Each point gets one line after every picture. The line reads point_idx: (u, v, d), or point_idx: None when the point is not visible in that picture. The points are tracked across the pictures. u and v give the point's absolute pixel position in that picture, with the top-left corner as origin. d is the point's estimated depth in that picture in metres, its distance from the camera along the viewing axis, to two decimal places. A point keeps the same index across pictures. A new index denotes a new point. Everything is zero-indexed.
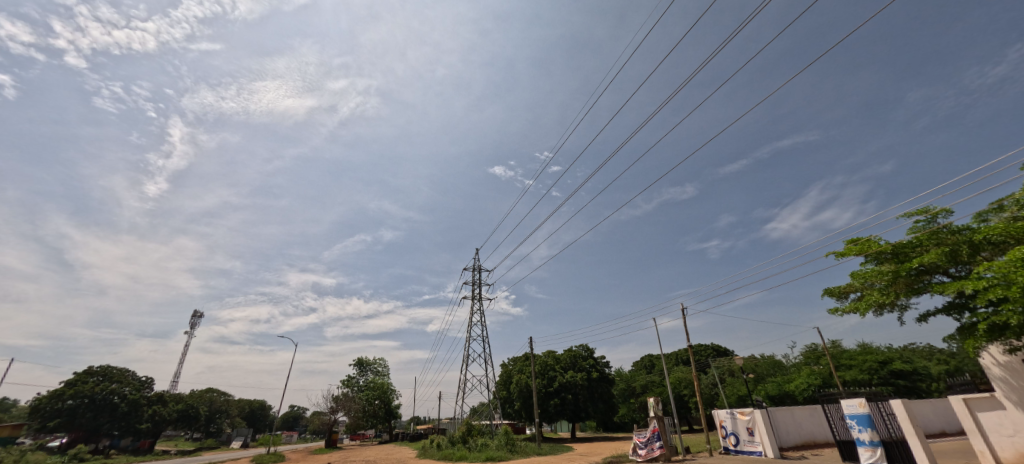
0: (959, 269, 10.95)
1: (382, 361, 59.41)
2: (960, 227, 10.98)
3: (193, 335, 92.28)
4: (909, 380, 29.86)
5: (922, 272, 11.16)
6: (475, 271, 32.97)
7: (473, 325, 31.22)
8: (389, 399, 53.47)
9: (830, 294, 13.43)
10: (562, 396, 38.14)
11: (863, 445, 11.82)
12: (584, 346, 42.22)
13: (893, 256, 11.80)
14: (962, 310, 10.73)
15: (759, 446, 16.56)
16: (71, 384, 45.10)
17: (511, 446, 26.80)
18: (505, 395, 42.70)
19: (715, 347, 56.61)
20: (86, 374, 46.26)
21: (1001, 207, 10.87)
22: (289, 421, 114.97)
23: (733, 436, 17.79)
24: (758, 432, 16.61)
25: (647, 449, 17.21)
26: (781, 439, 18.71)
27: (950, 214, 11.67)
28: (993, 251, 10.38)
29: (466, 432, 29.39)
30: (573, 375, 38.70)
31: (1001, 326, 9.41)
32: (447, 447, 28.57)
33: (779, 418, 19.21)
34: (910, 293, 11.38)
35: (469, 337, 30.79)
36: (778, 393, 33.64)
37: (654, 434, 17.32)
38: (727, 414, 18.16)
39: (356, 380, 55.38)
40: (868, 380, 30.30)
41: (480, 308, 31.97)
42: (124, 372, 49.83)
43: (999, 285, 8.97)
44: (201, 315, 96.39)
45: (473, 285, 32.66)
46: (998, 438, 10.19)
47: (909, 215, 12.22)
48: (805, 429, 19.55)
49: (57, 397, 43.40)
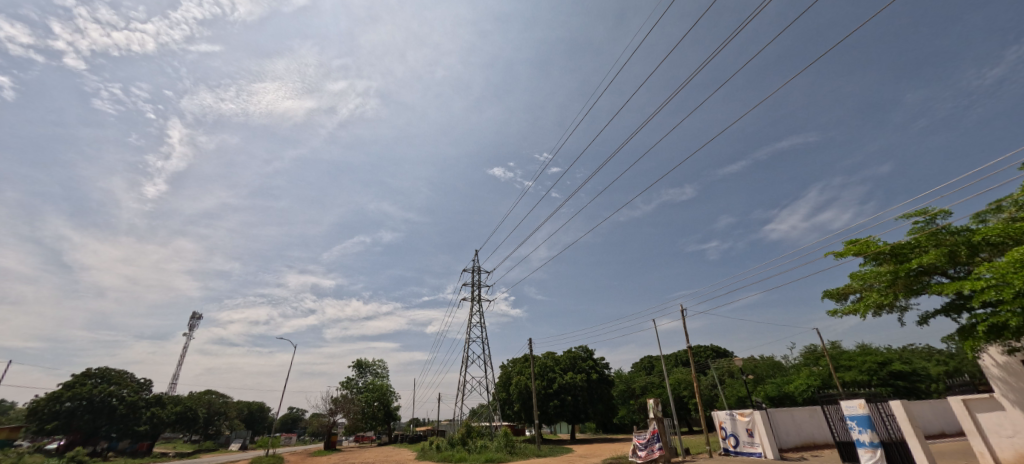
0: (958, 269, 10.97)
1: (381, 363, 59.28)
2: (959, 228, 11.00)
3: (192, 337, 92.02)
4: (909, 380, 29.90)
5: (921, 272, 11.17)
6: (475, 272, 32.87)
7: (472, 326, 31.16)
8: (389, 400, 53.37)
9: (830, 295, 13.43)
10: (562, 397, 38.08)
11: (862, 446, 11.80)
12: (584, 347, 42.18)
13: (892, 257, 11.82)
14: (961, 311, 10.74)
15: (759, 447, 16.54)
16: (70, 386, 44.98)
17: (511, 448, 26.79)
18: (505, 396, 42.68)
19: (715, 348, 56.61)
20: (84, 376, 46.16)
21: (1000, 207, 10.90)
22: (288, 423, 114.75)
23: (733, 437, 17.77)
24: (758, 433, 16.59)
25: (647, 451, 17.13)
26: (781, 440, 18.69)
27: (949, 215, 11.70)
28: (992, 252, 10.40)
29: (466, 433, 29.32)
30: (572, 376, 38.66)
31: (1000, 327, 9.42)
32: (447, 449, 28.49)
33: (779, 419, 19.19)
34: (909, 294, 11.39)
35: (469, 339, 30.71)
36: (778, 393, 33.68)
37: (654, 436, 17.26)
38: (727, 415, 18.12)
39: (356, 382, 55.28)
40: (868, 380, 30.33)
41: (480, 310, 31.87)
42: (123, 374, 49.72)
43: (998, 285, 8.97)
44: (200, 316, 96.78)
45: (473, 287, 32.54)
46: (997, 439, 10.19)
47: (908, 216, 12.25)
48: (805, 430, 19.54)
49: (55, 399, 43.25)
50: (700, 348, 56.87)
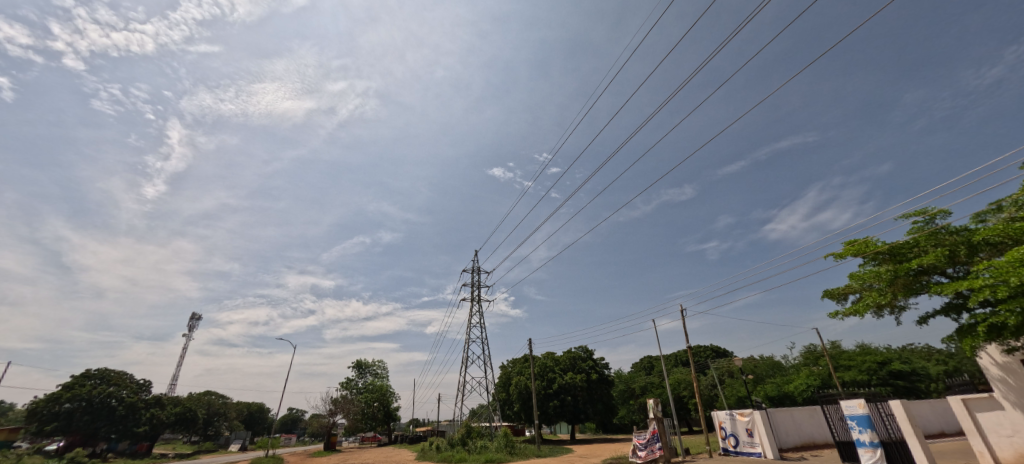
0: (957, 269, 10.98)
1: (381, 363, 59.27)
2: (958, 228, 11.02)
3: (192, 337, 91.85)
4: (908, 380, 29.93)
5: (921, 272, 11.16)
6: (475, 272, 32.66)
7: (472, 327, 30.95)
8: (389, 401, 53.36)
9: (829, 295, 13.45)
10: (562, 397, 38.08)
11: (863, 446, 11.80)
12: (584, 347, 42.19)
13: (891, 257, 11.85)
14: (960, 311, 10.75)
15: (758, 447, 16.56)
16: (69, 387, 44.99)
17: (511, 448, 26.81)
18: (505, 397, 42.72)
19: (715, 348, 56.58)
20: (84, 377, 46.18)
21: (1000, 207, 10.92)
22: (288, 424, 114.58)
23: (732, 437, 17.77)
24: (758, 433, 16.60)
25: (647, 451, 17.11)
26: (781, 440, 18.72)
27: (948, 215, 11.72)
28: (991, 252, 10.40)
29: (465, 434, 29.33)
30: (572, 376, 38.68)
31: (1000, 327, 9.42)
32: (447, 449, 28.45)
33: (779, 419, 19.21)
34: (909, 294, 11.41)
35: (469, 339, 30.52)
36: (778, 393, 33.72)
37: (654, 436, 17.28)
38: (727, 415, 18.12)
39: (356, 383, 55.25)
40: (867, 380, 30.35)
41: (480, 310, 31.72)
42: (122, 375, 49.76)
43: (997, 284, 8.99)
44: (200, 317, 96.82)
45: (473, 287, 32.36)
46: (997, 438, 10.19)
47: (907, 216, 12.29)
48: (805, 430, 19.56)
49: (54, 401, 43.20)
50: (700, 348, 56.92)
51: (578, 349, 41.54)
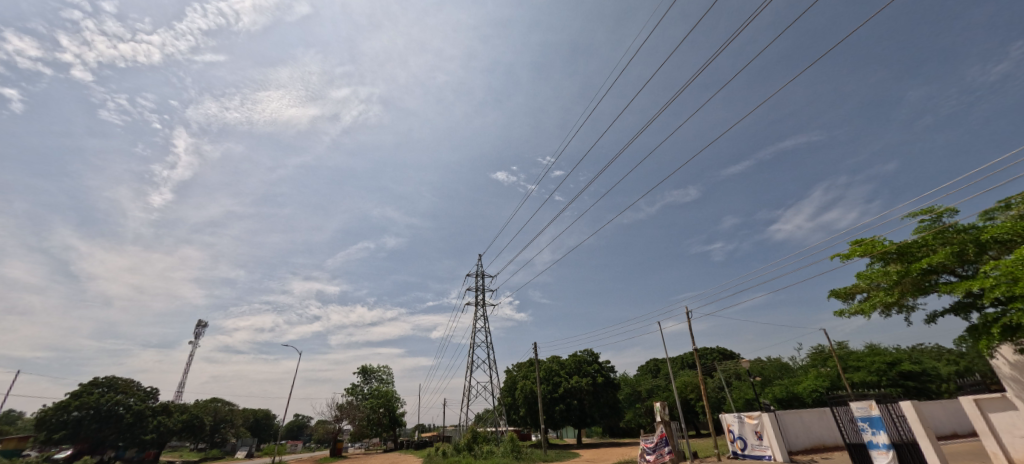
0: (966, 268, 10.90)
1: (386, 369, 58.99)
2: (966, 226, 10.99)
3: (199, 345, 92.57)
4: (918, 380, 29.60)
5: (929, 271, 11.08)
6: (479, 276, 33.05)
7: (478, 332, 31.65)
8: (394, 407, 52.94)
9: (836, 295, 13.40)
10: (568, 401, 38.00)
11: (878, 448, 11.79)
12: (589, 351, 41.97)
13: (899, 256, 11.76)
14: (970, 310, 10.66)
15: (768, 450, 16.36)
16: (77, 395, 45.46)
17: (517, 454, 26.54)
18: (510, 400, 42.57)
19: (722, 351, 56.54)
20: (92, 385, 46.78)
21: (1008, 204, 10.88)
22: (293, 430, 114.02)
23: (739, 440, 17.74)
24: (767, 436, 16.41)
25: (656, 455, 16.91)
26: (790, 443, 18.57)
27: (955, 213, 11.69)
28: (1000, 250, 10.28)
29: (471, 439, 29.31)
30: (578, 380, 38.49)
31: (1012, 326, 9.31)
32: (453, 455, 28.30)
33: (787, 421, 19.04)
34: (917, 293, 11.34)
35: (475, 345, 31.29)
36: (786, 395, 33.38)
37: (662, 439, 17.07)
38: (735, 418, 18.03)
39: (361, 388, 55.19)
40: (877, 381, 30.08)
41: (485, 315, 32.10)
42: (130, 383, 50.30)
43: (1006, 283, 8.95)
44: (204, 325, 95.75)
45: (478, 291, 32.78)
46: (1010, 438, 10.06)
47: (913, 215, 12.27)
48: (815, 433, 19.37)
49: (63, 409, 43.62)
50: (707, 351, 57.03)
51: (583, 352, 41.40)
